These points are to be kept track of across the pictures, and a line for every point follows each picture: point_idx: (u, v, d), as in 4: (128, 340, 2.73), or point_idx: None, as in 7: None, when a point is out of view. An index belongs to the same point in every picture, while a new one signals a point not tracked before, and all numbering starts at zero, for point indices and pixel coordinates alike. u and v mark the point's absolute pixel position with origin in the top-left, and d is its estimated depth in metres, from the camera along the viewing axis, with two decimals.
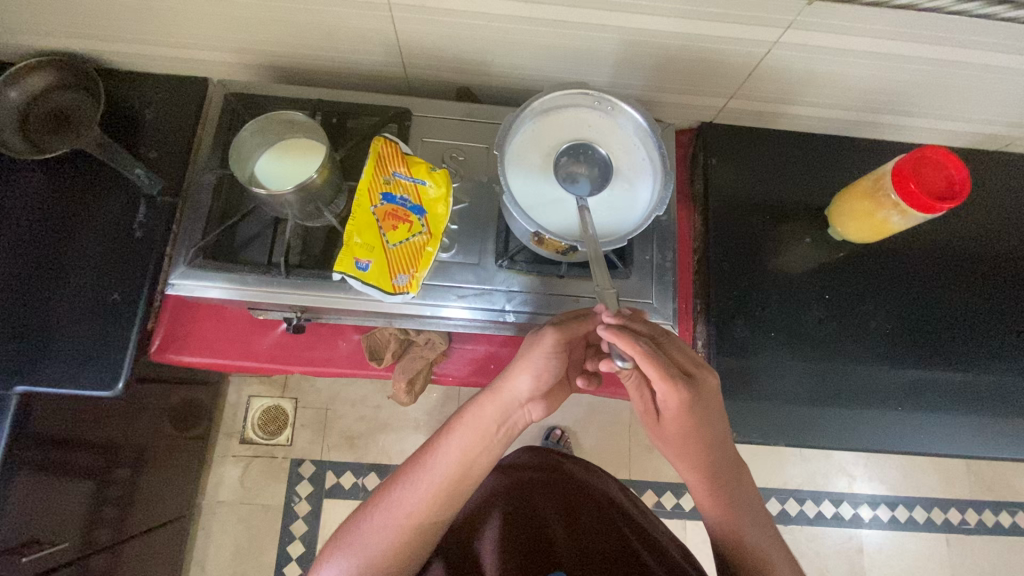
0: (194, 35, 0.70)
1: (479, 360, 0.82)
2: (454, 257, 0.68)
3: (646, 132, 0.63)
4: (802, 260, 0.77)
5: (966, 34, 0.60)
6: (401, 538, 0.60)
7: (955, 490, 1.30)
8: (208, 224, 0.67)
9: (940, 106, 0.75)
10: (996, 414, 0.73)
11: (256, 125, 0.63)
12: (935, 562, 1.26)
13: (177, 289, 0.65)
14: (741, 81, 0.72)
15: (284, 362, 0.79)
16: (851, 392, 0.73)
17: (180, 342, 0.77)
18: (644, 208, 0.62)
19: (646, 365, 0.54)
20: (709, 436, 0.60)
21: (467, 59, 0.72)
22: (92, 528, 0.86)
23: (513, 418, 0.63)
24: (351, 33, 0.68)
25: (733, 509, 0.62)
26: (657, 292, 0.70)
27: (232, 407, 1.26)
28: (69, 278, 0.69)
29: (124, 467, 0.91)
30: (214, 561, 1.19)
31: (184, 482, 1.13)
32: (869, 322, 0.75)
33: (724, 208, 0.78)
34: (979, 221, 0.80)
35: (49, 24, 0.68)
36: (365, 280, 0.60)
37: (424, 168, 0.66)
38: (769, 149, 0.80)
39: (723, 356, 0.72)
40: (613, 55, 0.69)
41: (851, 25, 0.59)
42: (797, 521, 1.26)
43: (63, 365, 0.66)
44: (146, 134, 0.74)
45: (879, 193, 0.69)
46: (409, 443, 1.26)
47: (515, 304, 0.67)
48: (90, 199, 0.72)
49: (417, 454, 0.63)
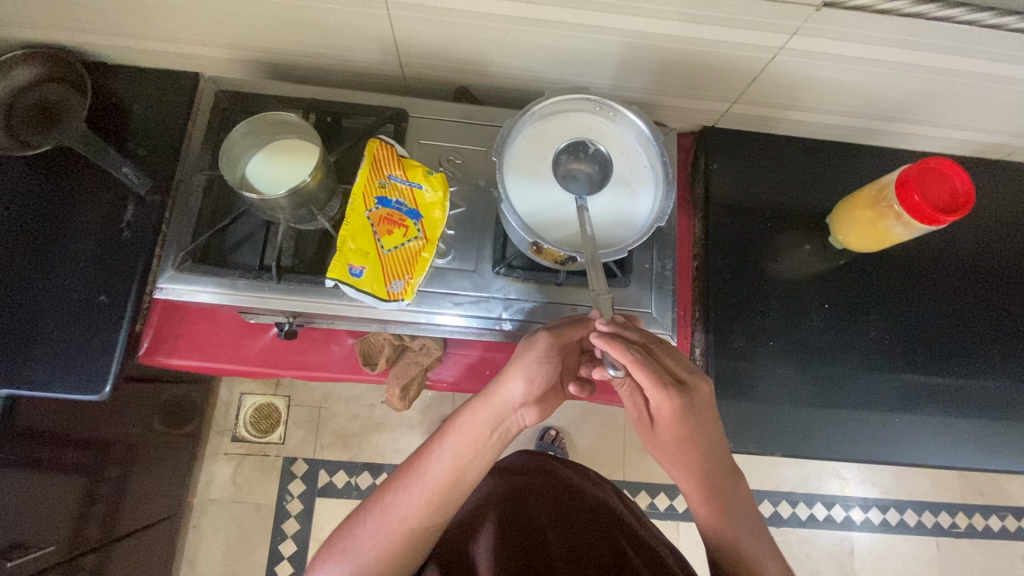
0: (184, 29, 0.68)
1: (473, 365, 0.81)
2: (450, 263, 0.67)
3: (649, 141, 0.62)
4: (801, 267, 0.76)
5: (974, 44, 0.59)
6: (396, 544, 0.59)
7: (947, 494, 1.31)
8: (198, 227, 0.66)
9: (945, 116, 0.74)
10: (993, 424, 0.73)
11: (247, 126, 0.60)
12: (924, 564, 1.27)
13: (166, 293, 0.64)
14: (745, 86, 0.71)
15: (275, 366, 0.78)
16: (850, 400, 0.72)
17: (170, 345, 0.76)
18: (645, 216, 0.61)
19: (637, 372, 0.54)
20: (704, 443, 0.59)
21: (465, 59, 0.70)
22: (82, 529, 0.84)
23: (507, 423, 0.63)
24: (347, 31, 0.66)
25: (729, 518, 0.61)
26: (656, 301, 0.69)
27: (224, 405, 1.25)
28: (57, 278, 0.67)
29: (113, 467, 0.89)
30: (205, 559, 1.18)
31: (174, 480, 1.11)
32: (868, 331, 0.74)
33: (725, 215, 0.77)
34: (980, 230, 0.79)
35: (33, 17, 0.66)
36: (359, 286, 0.59)
37: (421, 171, 0.64)
38: (772, 154, 0.79)
39: (721, 365, 0.71)
40: (615, 58, 0.67)
41: (862, 32, 0.58)
42: (789, 523, 1.26)
43: (49, 368, 0.65)
44: (134, 130, 0.72)
45: (881, 202, 0.68)
46: (403, 442, 1.26)
47: (512, 312, 0.67)
48: (76, 198, 0.70)
49: (411, 459, 0.63)
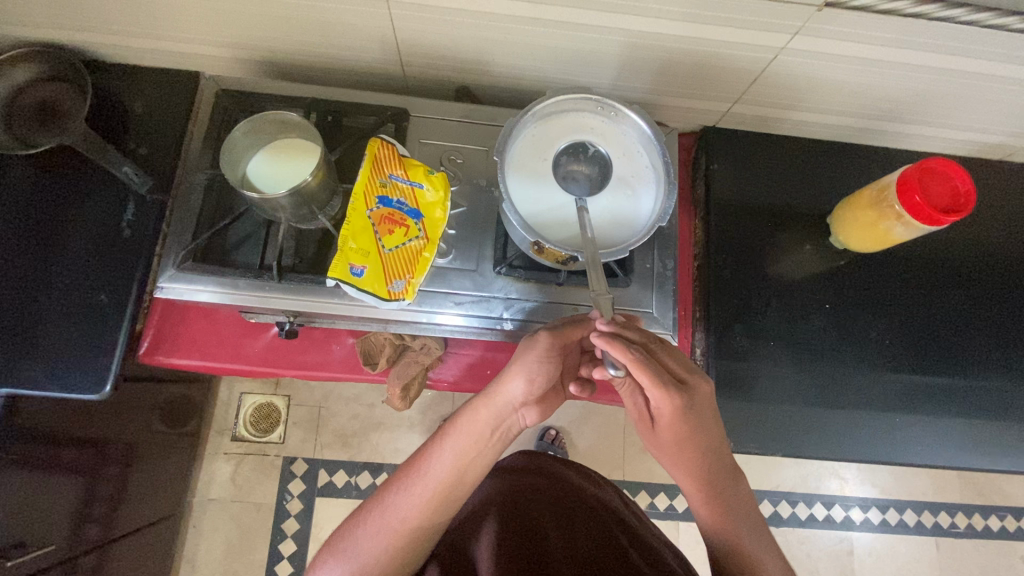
0: (185, 28, 0.68)
1: (474, 365, 0.81)
2: (451, 263, 0.67)
3: (650, 141, 0.62)
4: (802, 267, 0.76)
5: (975, 45, 0.59)
6: (396, 544, 0.59)
7: (946, 494, 1.31)
8: (198, 226, 0.66)
9: (946, 116, 0.74)
10: (993, 424, 0.73)
11: (248, 125, 0.60)
12: (923, 564, 1.27)
13: (166, 292, 0.64)
14: (746, 86, 0.71)
15: (275, 365, 0.78)
16: (851, 400, 0.72)
17: (170, 345, 0.75)
18: (646, 216, 0.61)
19: (638, 372, 0.54)
20: (704, 442, 0.59)
21: (466, 58, 0.70)
22: (81, 528, 0.84)
23: (508, 422, 0.62)
24: (349, 30, 0.66)
25: (730, 518, 0.61)
26: (657, 301, 0.69)
27: (223, 404, 1.25)
28: (57, 277, 0.67)
29: (112, 466, 0.89)
30: (205, 558, 1.18)
31: (173, 480, 1.11)
32: (869, 331, 0.75)
33: (726, 215, 0.77)
34: (981, 230, 0.79)
35: (33, 15, 0.66)
36: (360, 286, 0.59)
37: (422, 171, 0.64)
38: (773, 154, 0.79)
39: (722, 365, 0.71)
40: (616, 58, 0.67)
41: (864, 32, 0.58)
42: (788, 523, 1.27)
43: (49, 367, 0.64)
44: (135, 129, 0.72)
45: (882, 203, 0.68)
46: (403, 441, 1.26)
47: (513, 312, 0.66)
48: (76, 196, 0.70)
49: (412, 459, 0.62)
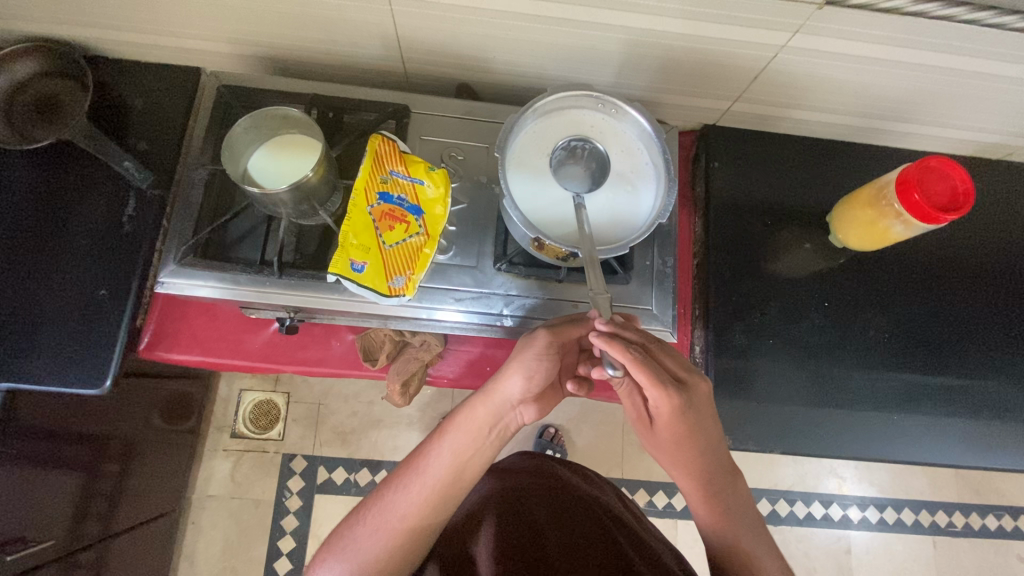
0: (186, 23, 0.68)
1: (473, 361, 0.81)
2: (451, 259, 0.67)
3: (650, 138, 0.62)
4: (801, 266, 0.76)
5: (975, 43, 0.59)
6: (396, 543, 0.59)
7: (944, 493, 1.32)
8: (199, 222, 0.66)
9: (944, 115, 0.74)
10: (989, 422, 0.73)
11: (250, 121, 0.60)
12: (920, 562, 1.27)
13: (166, 287, 0.64)
14: (746, 84, 0.71)
15: (274, 361, 0.78)
16: (848, 397, 0.72)
17: (171, 339, 0.76)
18: (646, 213, 0.61)
19: (637, 372, 0.54)
20: (703, 442, 0.59)
21: (467, 55, 0.70)
22: (81, 523, 0.84)
23: (506, 419, 0.62)
24: (350, 26, 0.66)
25: (729, 517, 0.61)
26: (657, 298, 0.69)
27: (223, 400, 1.25)
28: (56, 274, 0.67)
29: (112, 461, 0.89)
30: (204, 554, 1.18)
31: (173, 476, 1.11)
32: (868, 329, 0.75)
33: (726, 213, 0.77)
34: (979, 230, 0.79)
35: (36, 11, 0.66)
36: (360, 282, 0.59)
37: (423, 167, 0.65)
38: (773, 153, 0.79)
39: (721, 363, 0.72)
40: (617, 55, 0.67)
41: (863, 31, 0.58)
42: (787, 521, 1.27)
43: (51, 363, 0.65)
44: (135, 124, 0.72)
45: (881, 202, 0.69)
46: (402, 439, 1.26)
47: (513, 308, 0.67)
48: (76, 193, 0.70)
49: (410, 458, 0.62)
